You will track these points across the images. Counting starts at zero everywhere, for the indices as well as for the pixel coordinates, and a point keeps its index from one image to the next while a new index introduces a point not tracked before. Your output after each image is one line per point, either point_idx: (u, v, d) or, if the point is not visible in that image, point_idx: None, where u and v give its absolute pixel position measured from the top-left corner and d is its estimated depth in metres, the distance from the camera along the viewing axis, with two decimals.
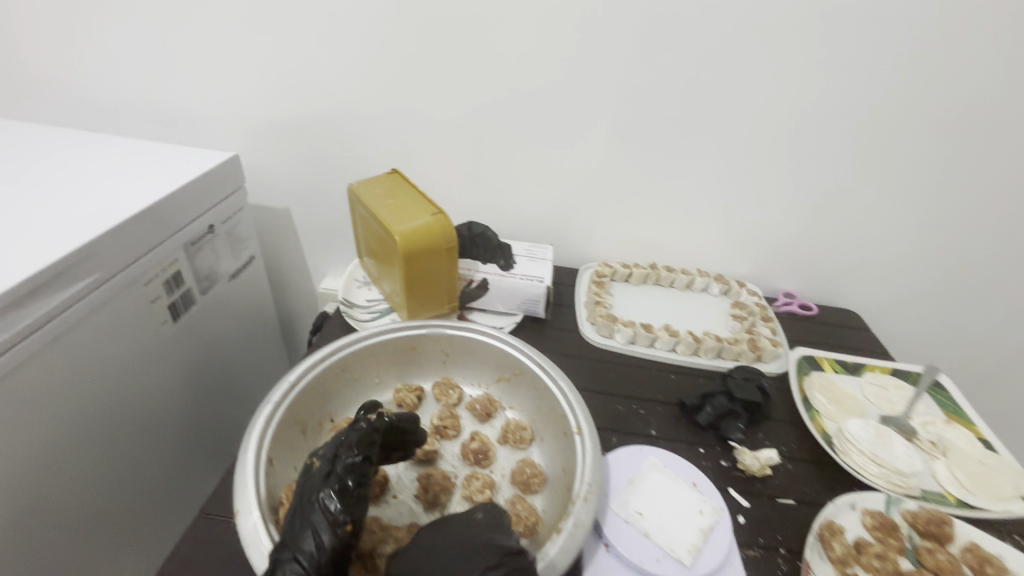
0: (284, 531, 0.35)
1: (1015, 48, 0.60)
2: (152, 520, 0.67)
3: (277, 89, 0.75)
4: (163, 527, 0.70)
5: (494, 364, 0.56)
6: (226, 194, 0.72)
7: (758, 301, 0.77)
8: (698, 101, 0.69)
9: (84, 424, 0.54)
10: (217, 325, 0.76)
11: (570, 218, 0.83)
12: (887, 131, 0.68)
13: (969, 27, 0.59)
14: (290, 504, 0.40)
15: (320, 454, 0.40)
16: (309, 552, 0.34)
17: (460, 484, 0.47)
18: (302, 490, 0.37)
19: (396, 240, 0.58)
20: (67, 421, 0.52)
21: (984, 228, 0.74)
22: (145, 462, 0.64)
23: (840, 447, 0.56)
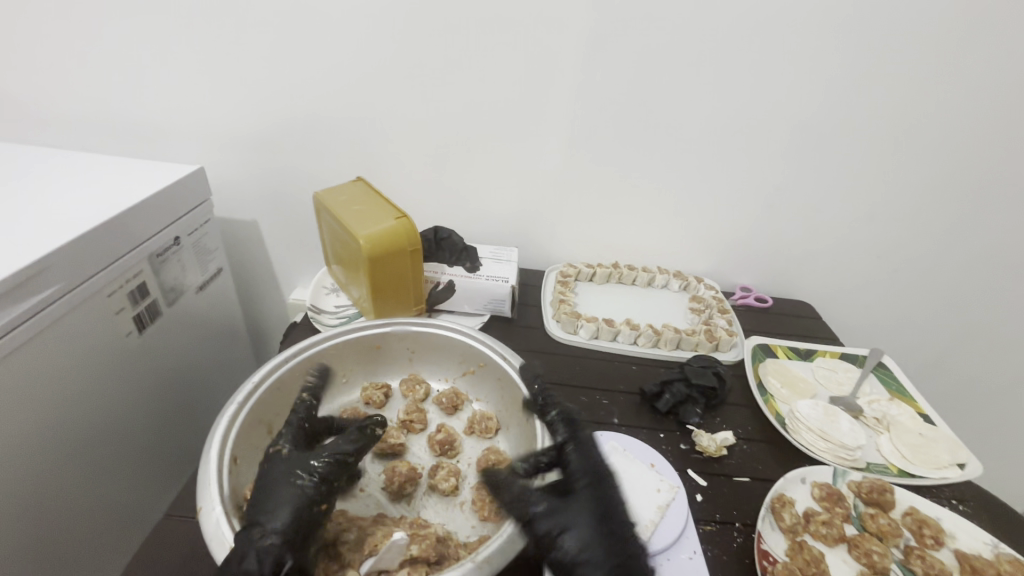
0: (251, 508, 0.38)
1: (934, 51, 0.66)
2: (113, 536, 0.65)
3: (244, 101, 0.77)
4: (125, 544, 0.68)
5: (459, 358, 0.59)
6: (193, 207, 0.73)
7: (715, 295, 0.81)
8: (650, 105, 0.73)
9: (44, 436, 0.54)
10: (185, 338, 0.76)
11: (535, 221, 0.86)
12: (825, 130, 0.73)
13: (891, 33, 0.65)
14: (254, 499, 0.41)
15: (284, 444, 0.43)
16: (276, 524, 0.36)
17: (426, 475, 0.49)
18: (269, 472, 0.40)
19: (361, 244, 0.59)
20: (28, 433, 0.52)
21: (919, 218, 0.80)
22: (108, 475, 0.63)
23: (791, 427, 0.59)
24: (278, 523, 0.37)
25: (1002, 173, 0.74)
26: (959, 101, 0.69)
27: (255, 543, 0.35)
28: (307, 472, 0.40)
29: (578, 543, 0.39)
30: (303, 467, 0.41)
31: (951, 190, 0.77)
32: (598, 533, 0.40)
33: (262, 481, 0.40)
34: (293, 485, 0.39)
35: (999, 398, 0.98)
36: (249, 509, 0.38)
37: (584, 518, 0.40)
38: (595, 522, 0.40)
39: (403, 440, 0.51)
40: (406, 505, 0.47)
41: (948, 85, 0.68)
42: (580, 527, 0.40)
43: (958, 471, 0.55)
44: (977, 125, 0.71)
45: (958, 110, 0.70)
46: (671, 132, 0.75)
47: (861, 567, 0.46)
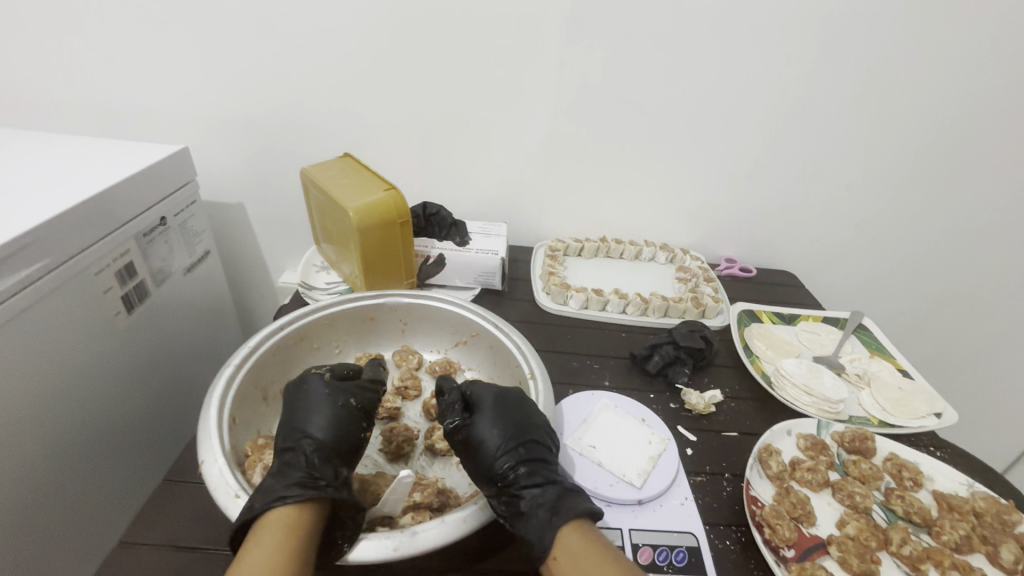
0: (302, 422, 0.41)
1: (907, 20, 0.67)
2: (104, 516, 0.65)
3: (225, 82, 0.76)
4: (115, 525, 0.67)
5: (452, 328, 0.59)
6: (178, 187, 0.73)
7: (701, 265, 0.82)
8: (634, 79, 0.74)
9: (33, 415, 0.53)
10: (174, 321, 0.76)
11: (523, 197, 0.86)
12: (804, 101, 0.74)
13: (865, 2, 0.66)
14: (255, 455, 0.42)
15: (328, 371, 0.46)
16: (322, 443, 0.40)
17: (422, 436, 0.49)
18: (316, 394, 0.43)
19: (351, 216, 0.60)
20: (17, 414, 0.52)
21: (896, 187, 0.82)
22: (99, 455, 0.63)
23: (777, 384, 0.61)
24: (325, 438, 0.40)
25: (973, 140, 0.76)
26: (933, 70, 0.71)
27: (308, 454, 0.39)
28: (357, 402, 0.44)
29: (480, 445, 0.41)
30: (354, 396, 0.44)
31: (926, 158, 0.79)
32: (500, 435, 0.41)
33: (303, 401, 0.43)
34: (345, 409, 0.42)
35: (973, 361, 1.02)
36: (293, 421, 0.41)
37: (483, 423, 0.42)
38: (496, 425, 0.42)
39: (399, 405, 0.52)
40: (404, 465, 0.47)
41: (921, 54, 0.70)
42: (477, 431, 0.42)
43: (935, 419, 0.57)
44: (949, 93, 0.73)
45: (931, 79, 0.72)
46: (655, 106, 0.76)
47: (844, 508, 0.48)
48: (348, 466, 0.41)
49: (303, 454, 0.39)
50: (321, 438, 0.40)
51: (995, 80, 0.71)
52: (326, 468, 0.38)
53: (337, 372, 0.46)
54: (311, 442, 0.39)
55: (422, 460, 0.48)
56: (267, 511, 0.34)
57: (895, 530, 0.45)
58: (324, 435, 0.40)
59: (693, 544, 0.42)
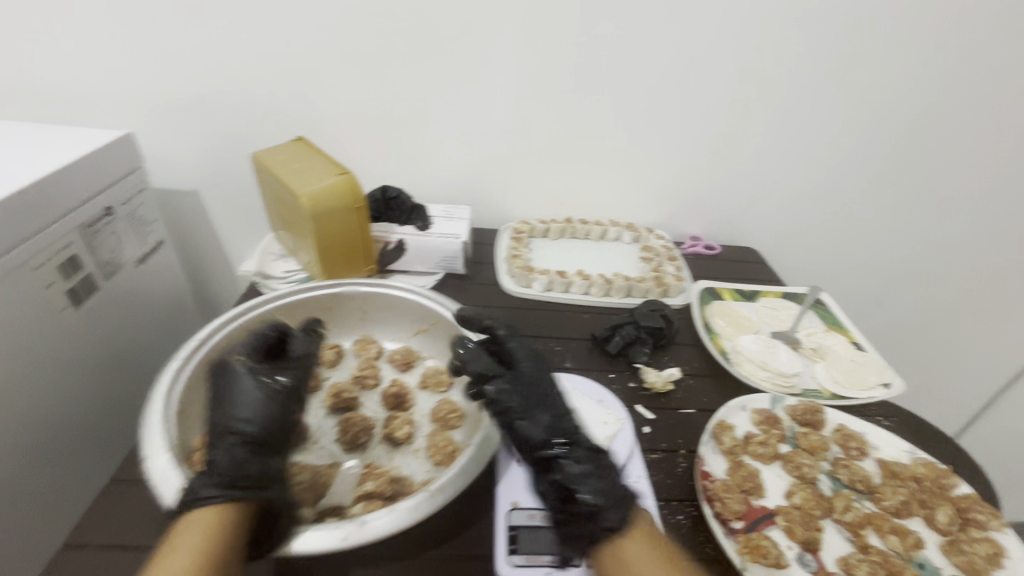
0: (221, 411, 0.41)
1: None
2: (51, 514, 0.63)
3: (168, 62, 0.72)
4: (62, 522, 0.66)
5: (412, 316, 0.59)
6: (122, 175, 0.69)
7: (664, 245, 0.83)
8: (594, 55, 0.72)
9: None
10: (125, 315, 0.73)
11: (487, 179, 0.85)
12: (764, 76, 0.74)
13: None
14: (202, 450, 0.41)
15: (243, 351, 0.45)
16: (244, 429, 0.39)
17: (380, 425, 0.49)
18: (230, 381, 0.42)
19: (302, 203, 0.58)
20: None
21: (855, 161, 0.83)
22: (45, 457, 0.61)
23: (734, 360, 0.62)
24: (248, 426, 0.40)
25: (928, 114, 0.78)
26: (890, 43, 0.71)
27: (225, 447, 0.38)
28: (281, 381, 0.43)
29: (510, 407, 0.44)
30: (277, 375, 0.43)
31: (884, 132, 0.80)
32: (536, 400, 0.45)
33: (226, 390, 0.42)
34: (271, 393, 0.42)
35: (928, 331, 1.05)
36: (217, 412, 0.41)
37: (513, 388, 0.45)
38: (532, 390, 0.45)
39: (356, 394, 0.51)
40: (361, 455, 0.47)
41: (878, 26, 0.70)
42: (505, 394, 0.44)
43: (883, 389, 0.60)
44: (904, 67, 0.73)
45: (888, 52, 0.72)
46: (616, 83, 0.75)
47: (793, 480, 0.49)
48: (278, 456, 0.41)
49: (229, 447, 0.38)
50: (247, 431, 0.40)
51: (949, 52, 0.72)
52: (252, 462, 0.38)
53: (254, 350, 0.45)
54: (237, 435, 0.39)
55: (380, 448, 0.47)
56: (189, 509, 0.34)
57: (838, 498, 0.47)
58: (252, 429, 0.40)
59: (646, 520, 0.43)
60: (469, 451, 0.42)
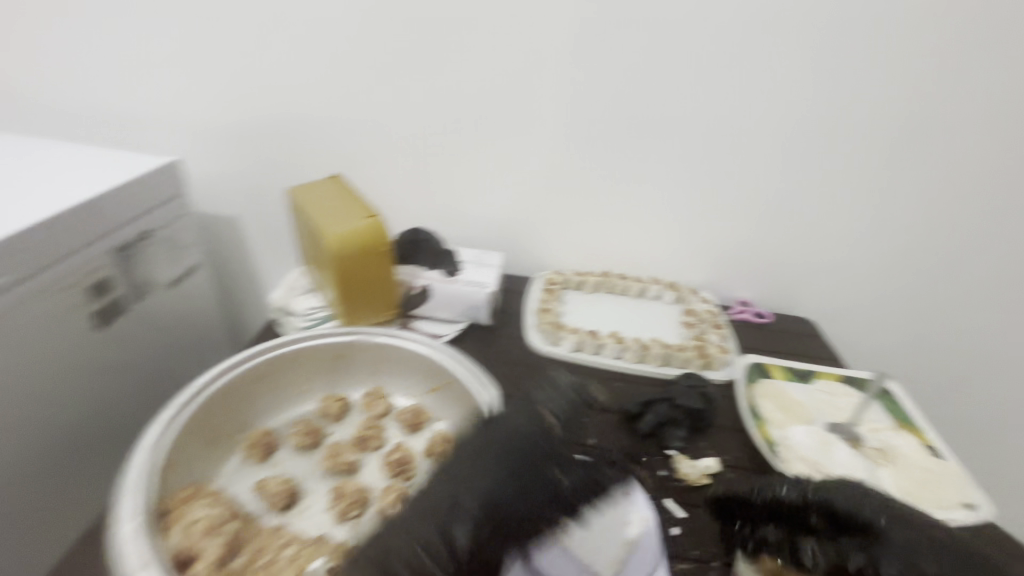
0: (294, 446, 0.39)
1: (950, 44, 0.62)
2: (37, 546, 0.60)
3: (225, 93, 0.74)
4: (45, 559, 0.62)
5: (426, 373, 0.54)
6: (163, 199, 0.71)
7: (709, 309, 0.76)
8: (644, 102, 0.69)
9: None
10: (153, 338, 0.73)
11: (522, 228, 0.82)
12: (832, 129, 0.69)
13: (903, 22, 0.62)
14: (176, 513, 0.38)
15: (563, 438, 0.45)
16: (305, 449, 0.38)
17: (377, 497, 0.45)
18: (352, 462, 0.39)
19: (328, 244, 0.56)
20: None
21: (933, 229, 0.74)
22: (42, 488, 0.59)
23: (783, 456, 0.54)
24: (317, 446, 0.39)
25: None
26: (981, 98, 0.65)
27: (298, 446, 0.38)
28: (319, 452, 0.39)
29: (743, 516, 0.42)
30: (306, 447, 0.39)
31: (958, 202, 0.72)
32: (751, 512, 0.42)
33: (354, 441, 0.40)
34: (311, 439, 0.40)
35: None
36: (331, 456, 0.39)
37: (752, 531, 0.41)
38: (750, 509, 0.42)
39: (356, 457, 0.47)
40: (352, 529, 0.43)
41: (965, 82, 0.64)
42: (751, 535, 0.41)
43: (965, 513, 0.50)
44: (983, 130, 0.67)
45: (977, 110, 0.65)
46: (668, 133, 0.71)
47: None
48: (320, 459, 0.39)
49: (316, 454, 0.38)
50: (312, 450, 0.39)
51: None
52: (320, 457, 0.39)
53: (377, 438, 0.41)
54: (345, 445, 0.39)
55: (375, 523, 0.43)
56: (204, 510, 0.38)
57: None
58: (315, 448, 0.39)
59: None
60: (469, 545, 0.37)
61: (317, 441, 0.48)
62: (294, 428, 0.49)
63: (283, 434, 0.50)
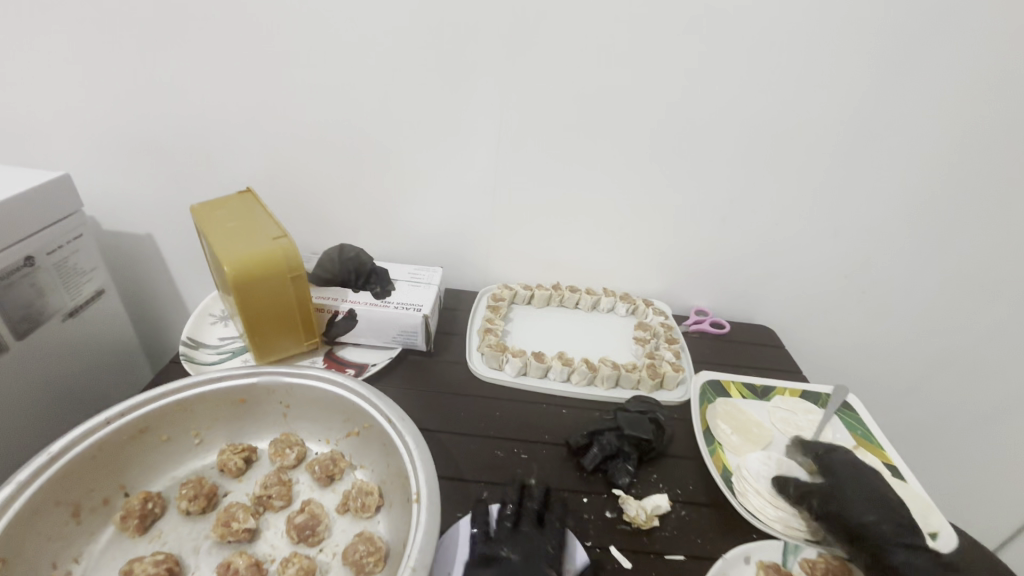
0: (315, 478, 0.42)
1: (914, 36, 0.58)
2: None
3: (120, 96, 0.65)
4: None
5: (343, 416, 0.48)
6: (57, 218, 0.62)
7: (664, 321, 0.72)
8: (590, 101, 0.64)
9: None
10: (40, 374, 0.64)
11: (465, 238, 0.76)
12: (788, 129, 0.64)
13: (864, 13, 0.57)
14: None
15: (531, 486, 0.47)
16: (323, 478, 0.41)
17: (274, 571, 0.39)
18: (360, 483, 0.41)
19: (225, 271, 0.49)
20: None
21: (892, 233, 0.71)
22: None
23: (738, 488, 0.50)
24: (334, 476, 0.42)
25: (984, 183, 0.67)
26: (943, 96, 0.61)
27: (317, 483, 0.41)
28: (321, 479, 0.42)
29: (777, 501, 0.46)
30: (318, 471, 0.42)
31: (916, 205, 0.69)
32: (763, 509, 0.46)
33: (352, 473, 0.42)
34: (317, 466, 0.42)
35: (985, 436, 0.89)
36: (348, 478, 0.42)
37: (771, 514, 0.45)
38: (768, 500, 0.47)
39: (253, 523, 0.41)
40: None
41: (927, 79, 0.60)
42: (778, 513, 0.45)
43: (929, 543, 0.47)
44: (941, 131, 0.63)
45: (938, 108, 0.62)
46: (616, 135, 0.66)
47: None
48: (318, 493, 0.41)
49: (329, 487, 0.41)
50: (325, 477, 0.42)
51: (997, 117, 0.62)
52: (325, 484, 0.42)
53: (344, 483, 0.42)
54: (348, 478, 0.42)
55: None
56: None
57: None
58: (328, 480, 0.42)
59: None
60: None
61: (209, 504, 0.42)
62: (182, 490, 0.42)
63: (171, 496, 0.43)
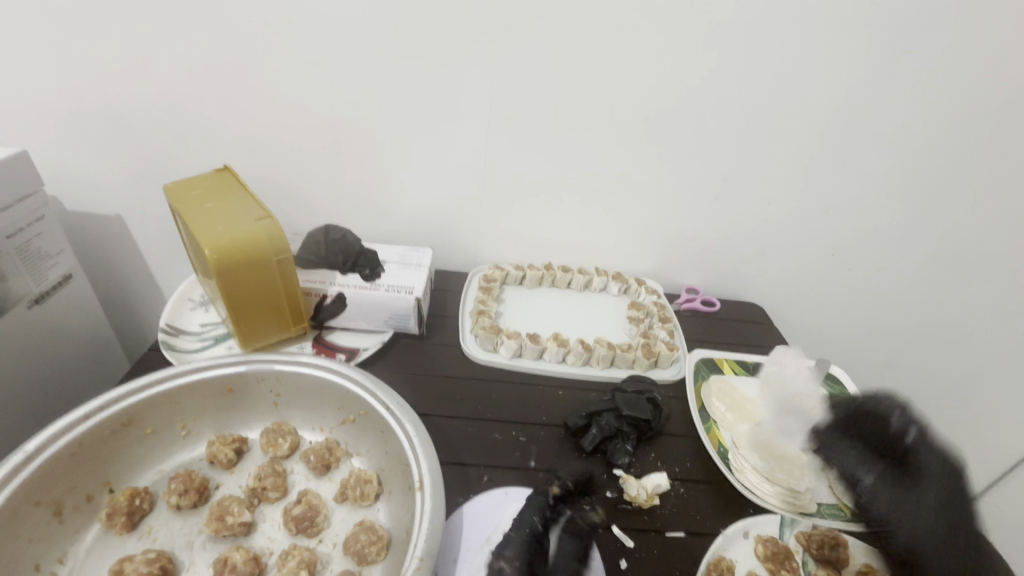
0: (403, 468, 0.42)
1: (912, 11, 0.57)
2: None
3: (77, 67, 0.60)
4: None
5: (337, 403, 0.46)
6: (16, 197, 0.58)
7: (657, 300, 0.72)
8: (583, 76, 0.62)
9: None
10: (5, 364, 0.60)
11: (454, 217, 0.74)
12: (784, 107, 0.63)
13: None
14: None
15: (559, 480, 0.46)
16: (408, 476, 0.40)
17: (274, 564, 0.38)
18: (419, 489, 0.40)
19: (206, 254, 0.47)
20: None
21: (880, 210, 0.72)
22: None
23: (735, 464, 0.51)
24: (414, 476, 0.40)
25: (969, 163, 0.67)
26: (936, 74, 0.61)
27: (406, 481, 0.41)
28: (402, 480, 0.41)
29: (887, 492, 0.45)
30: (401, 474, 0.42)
31: (903, 184, 0.70)
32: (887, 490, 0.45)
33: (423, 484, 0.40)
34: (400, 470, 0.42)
35: (958, 402, 0.93)
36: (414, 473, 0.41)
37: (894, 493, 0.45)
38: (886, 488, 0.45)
39: (249, 516, 0.40)
40: None
41: (924, 56, 0.60)
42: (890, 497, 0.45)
43: None
44: (931, 110, 0.63)
45: (932, 85, 0.62)
46: (610, 112, 0.64)
47: None
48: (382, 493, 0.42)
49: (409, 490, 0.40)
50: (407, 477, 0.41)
51: (985, 97, 0.62)
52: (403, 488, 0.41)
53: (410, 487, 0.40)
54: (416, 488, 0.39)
55: None
56: None
57: None
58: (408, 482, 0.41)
59: None
60: None
61: (200, 498, 0.40)
62: (171, 485, 0.41)
63: (159, 491, 0.41)
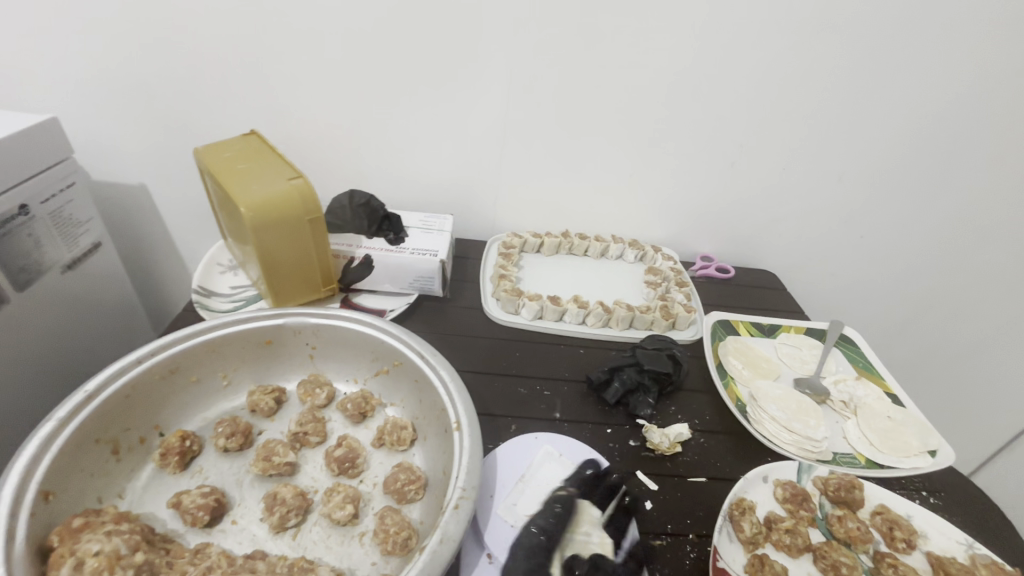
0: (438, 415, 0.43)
1: None
2: None
3: (102, 35, 0.61)
4: None
5: (370, 355, 0.48)
6: (49, 165, 0.59)
7: (673, 266, 0.73)
8: (603, 42, 0.62)
9: None
10: (44, 326, 0.62)
11: (473, 186, 0.75)
12: (803, 72, 0.64)
13: None
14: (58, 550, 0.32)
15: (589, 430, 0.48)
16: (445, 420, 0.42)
17: (319, 501, 0.40)
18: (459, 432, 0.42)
19: (241, 212, 0.48)
20: None
21: (895, 177, 0.73)
22: None
23: (753, 416, 0.53)
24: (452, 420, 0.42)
25: (985, 128, 0.68)
26: (956, 38, 0.61)
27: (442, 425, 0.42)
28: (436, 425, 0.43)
29: None
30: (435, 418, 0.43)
31: (918, 150, 0.70)
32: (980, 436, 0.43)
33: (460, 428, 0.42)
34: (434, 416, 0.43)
35: (967, 368, 0.94)
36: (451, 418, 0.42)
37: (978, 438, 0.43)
38: None
39: (292, 458, 0.42)
40: (290, 539, 0.38)
41: (944, 20, 0.60)
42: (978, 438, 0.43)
43: (929, 459, 0.50)
44: (949, 74, 0.63)
45: (951, 49, 0.62)
46: (629, 77, 0.65)
47: None
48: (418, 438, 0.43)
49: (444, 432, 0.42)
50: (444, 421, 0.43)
51: (1003, 61, 0.62)
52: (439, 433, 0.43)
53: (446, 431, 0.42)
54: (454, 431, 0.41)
55: (316, 532, 0.38)
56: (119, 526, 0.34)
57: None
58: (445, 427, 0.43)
59: None
60: (421, 556, 0.32)
61: (246, 441, 0.42)
62: (218, 429, 0.42)
63: (206, 436, 0.43)
